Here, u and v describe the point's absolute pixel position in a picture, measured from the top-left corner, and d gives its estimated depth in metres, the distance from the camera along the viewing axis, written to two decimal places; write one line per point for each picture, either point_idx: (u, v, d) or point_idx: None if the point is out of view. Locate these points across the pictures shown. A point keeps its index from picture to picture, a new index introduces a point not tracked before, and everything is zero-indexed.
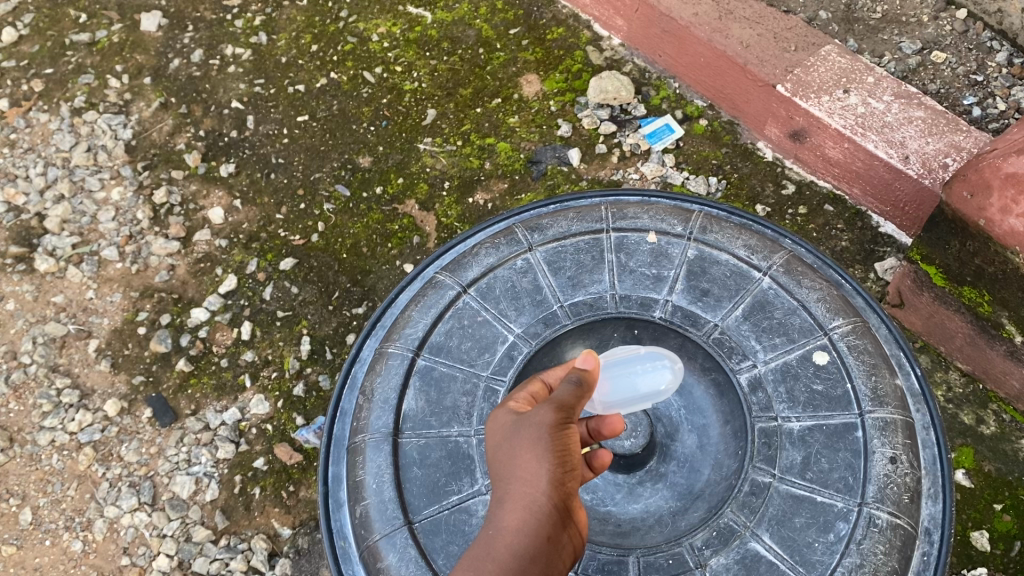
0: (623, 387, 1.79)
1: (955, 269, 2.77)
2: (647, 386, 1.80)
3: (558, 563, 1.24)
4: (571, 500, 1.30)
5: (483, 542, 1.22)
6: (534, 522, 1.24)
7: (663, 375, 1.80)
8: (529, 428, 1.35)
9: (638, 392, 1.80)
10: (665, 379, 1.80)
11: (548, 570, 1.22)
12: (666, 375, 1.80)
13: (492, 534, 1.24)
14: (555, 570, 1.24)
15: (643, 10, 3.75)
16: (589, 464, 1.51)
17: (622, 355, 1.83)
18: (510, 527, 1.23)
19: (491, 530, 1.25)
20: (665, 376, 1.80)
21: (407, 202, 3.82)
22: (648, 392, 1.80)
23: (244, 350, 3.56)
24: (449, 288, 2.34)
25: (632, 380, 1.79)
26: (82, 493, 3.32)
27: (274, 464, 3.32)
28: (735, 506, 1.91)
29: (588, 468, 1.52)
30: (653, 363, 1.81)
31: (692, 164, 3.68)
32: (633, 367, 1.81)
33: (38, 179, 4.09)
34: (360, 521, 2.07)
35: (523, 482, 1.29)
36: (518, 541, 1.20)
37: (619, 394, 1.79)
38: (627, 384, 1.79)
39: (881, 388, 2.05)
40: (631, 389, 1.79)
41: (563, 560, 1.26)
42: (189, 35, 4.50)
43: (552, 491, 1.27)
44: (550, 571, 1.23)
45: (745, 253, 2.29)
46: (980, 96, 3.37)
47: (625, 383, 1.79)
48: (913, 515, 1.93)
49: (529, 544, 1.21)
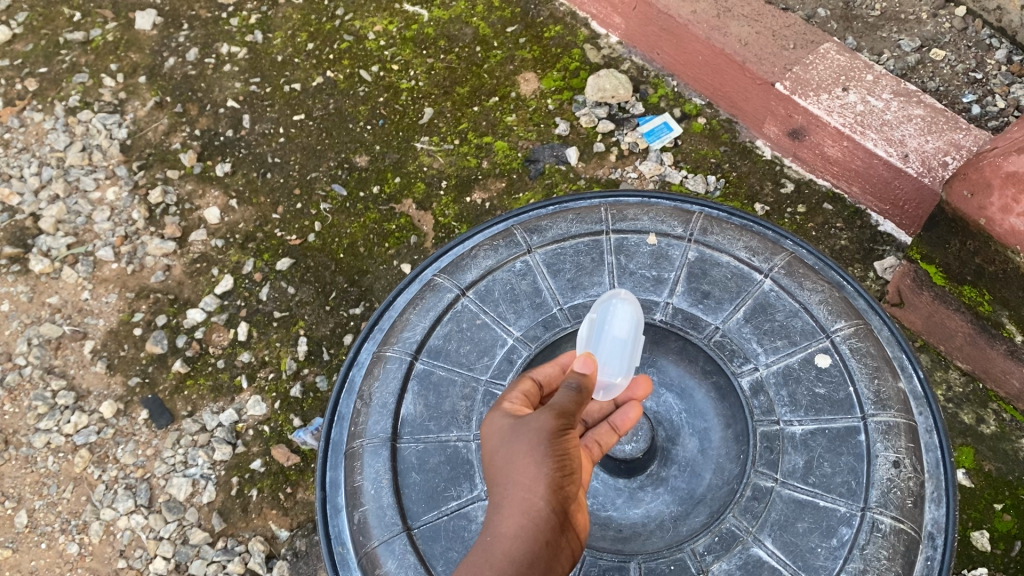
0: (615, 351, 1.78)
1: (955, 268, 2.76)
2: (627, 329, 1.80)
3: (556, 568, 1.22)
4: (570, 504, 1.28)
5: (480, 547, 1.19)
6: (533, 527, 1.22)
7: (622, 312, 1.82)
8: (526, 435, 1.34)
9: (623, 342, 1.79)
10: (627, 313, 1.81)
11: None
12: (626, 309, 1.82)
13: (489, 538, 1.21)
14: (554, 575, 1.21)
15: (640, 8, 3.72)
16: (613, 428, 1.64)
17: (587, 335, 1.83)
18: (507, 533, 1.20)
19: (487, 536, 1.22)
20: (627, 312, 1.82)
21: (404, 201, 3.79)
22: (630, 332, 1.80)
23: (241, 351, 3.54)
24: (448, 291, 2.32)
25: (614, 340, 1.79)
26: (78, 495, 3.29)
27: (271, 466, 3.30)
28: (737, 511, 1.89)
29: (611, 432, 1.64)
30: (611, 316, 1.82)
31: (690, 163, 3.66)
32: (602, 332, 1.81)
33: (33, 179, 4.05)
34: (358, 527, 2.05)
35: (522, 486, 1.27)
36: (517, 546, 1.18)
37: (619, 358, 1.78)
38: (615, 346, 1.79)
39: (883, 392, 2.04)
40: (620, 345, 1.79)
41: (562, 565, 1.24)
42: (184, 34, 4.46)
43: (550, 495, 1.25)
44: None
45: (746, 255, 2.27)
46: (979, 93, 3.35)
47: (613, 348, 1.79)
48: (916, 520, 1.91)
49: (528, 549, 1.18)
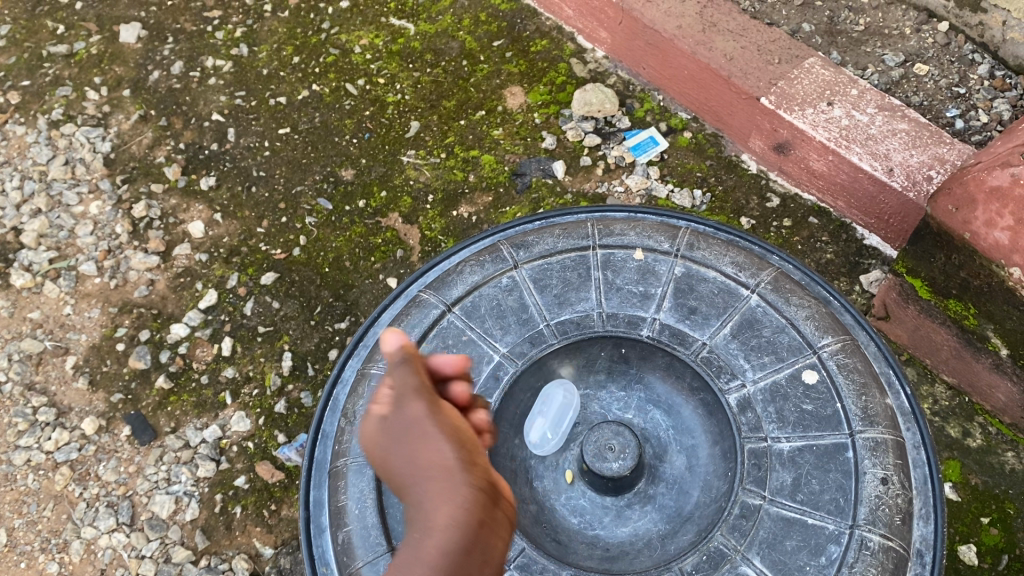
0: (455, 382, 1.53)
1: (940, 283, 2.78)
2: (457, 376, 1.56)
3: (496, 542, 1.21)
4: (487, 473, 1.28)
5: (416, 548, 1.16)
6: (463, 512, 1.19)
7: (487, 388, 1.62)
8: (410, 419, 1.32)
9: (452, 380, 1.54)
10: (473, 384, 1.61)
11: (491, 548, 1.19)
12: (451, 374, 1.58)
13: (421, 535, 1.18)
14: (498, 545, 1.21)
15: (626, 23, 3.74)
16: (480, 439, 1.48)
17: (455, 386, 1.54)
18: (439, 523, 1.18)
19: (418, 535, 1.19)
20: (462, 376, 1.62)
21: (389, 215, 3.78)
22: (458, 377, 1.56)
23: (225, 366, 3.50)
24: (433, 307, 2.30)
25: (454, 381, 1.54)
26: (59, 513, 3.23)
27: (255, 483, 3.24)
28: (725, 529, 1.87)
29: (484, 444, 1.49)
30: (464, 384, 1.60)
31: (676, 177, 3.67)
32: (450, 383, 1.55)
33: (15, 193, 4.00)
34: (342, 548, 2.02)
35: (434, 476, 1.25)
36: (450, 537, 1.16)
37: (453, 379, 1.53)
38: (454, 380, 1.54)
39: (871, 408, 2.04)
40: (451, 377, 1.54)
41: (502, 533, 1.23)
42: (168, 47, 4.44)
43: (463, 472, 1.24)
44: (492, 547, 1.19)
45: (732, 270, 2.27)
46: (963, 108, 3.39)
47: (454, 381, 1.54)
48: (904, 537, 1.91)
49: (462, 529, 1.17)
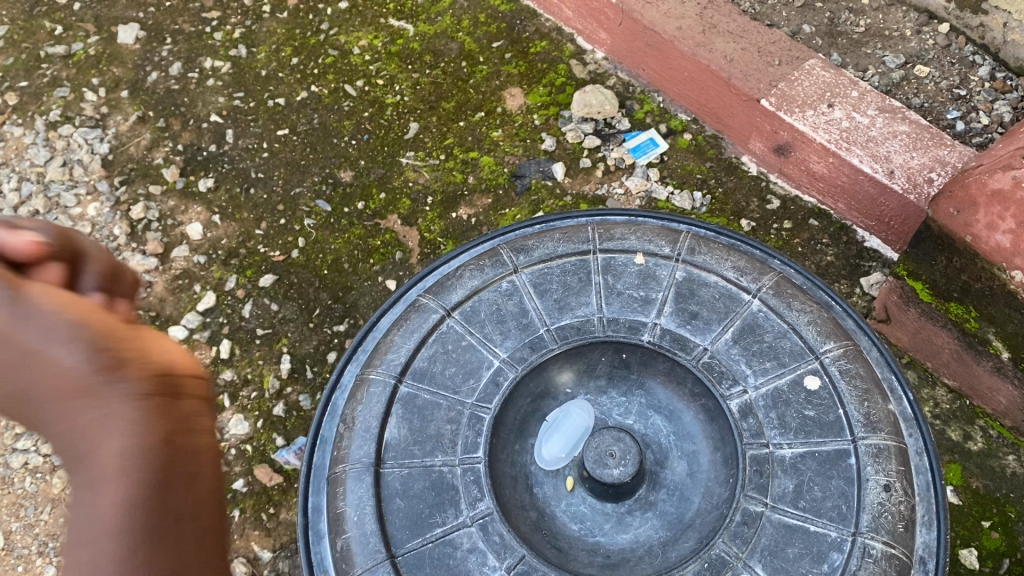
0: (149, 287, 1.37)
1: (941, 286, 2.76)
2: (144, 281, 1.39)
3: (192, 432, 1.13)
4: (140, 362, 1.15)
5: (86, 488, 1.04)
6: (133, 421, 1.08)
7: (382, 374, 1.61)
8: (31, 357, 1.12)
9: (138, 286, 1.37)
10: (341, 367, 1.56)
11: (184, 443, 1.11)
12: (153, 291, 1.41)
13: (91, 472, 1.05)
14: (190, 435, 1.12)
15: (626, 24, 3.72)
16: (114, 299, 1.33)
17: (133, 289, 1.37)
18: (109, 455, 1.05)
19: (85, 472, 1.06)
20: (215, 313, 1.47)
21: (388, 216, 3.76)
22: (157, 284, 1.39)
23: (223, 369, 3.48)
24: (432, 311, 2.28)
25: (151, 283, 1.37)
26: (56, 517, 3.21)
27: (254, 486, 3.23)
28: (726, 536, 1.86)
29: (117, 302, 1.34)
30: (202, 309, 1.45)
31: (677, 179, 3.66)
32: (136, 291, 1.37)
33: (12, 195, 3.98)
34: (341, 555, 2.01)
35: (80, 395, 1.10)
36: (125, 458, 1.05)
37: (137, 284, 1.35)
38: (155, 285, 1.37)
39: (873, 414, 2.03)
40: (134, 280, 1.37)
41: (190, 414, 1.15)
42: (166, 48, 4.42)
43: (109, 378, 1.10)
44: (183, 440, 1.11)
45: (733, 275, 2.26)
46: (963, 110, 3.38)
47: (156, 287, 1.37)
48: (907, 544, 1.90)
49: (132, 445, 1.06)
